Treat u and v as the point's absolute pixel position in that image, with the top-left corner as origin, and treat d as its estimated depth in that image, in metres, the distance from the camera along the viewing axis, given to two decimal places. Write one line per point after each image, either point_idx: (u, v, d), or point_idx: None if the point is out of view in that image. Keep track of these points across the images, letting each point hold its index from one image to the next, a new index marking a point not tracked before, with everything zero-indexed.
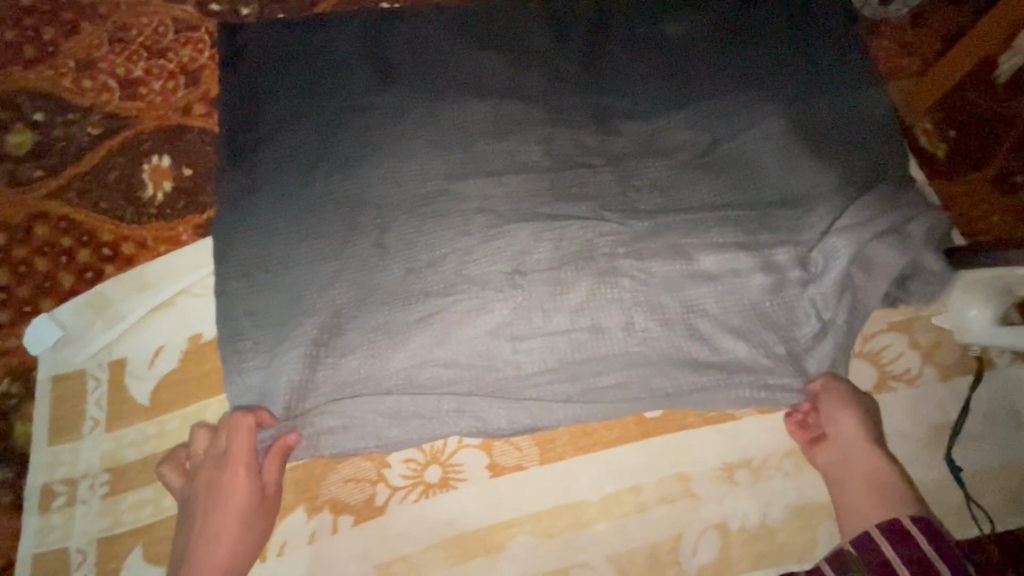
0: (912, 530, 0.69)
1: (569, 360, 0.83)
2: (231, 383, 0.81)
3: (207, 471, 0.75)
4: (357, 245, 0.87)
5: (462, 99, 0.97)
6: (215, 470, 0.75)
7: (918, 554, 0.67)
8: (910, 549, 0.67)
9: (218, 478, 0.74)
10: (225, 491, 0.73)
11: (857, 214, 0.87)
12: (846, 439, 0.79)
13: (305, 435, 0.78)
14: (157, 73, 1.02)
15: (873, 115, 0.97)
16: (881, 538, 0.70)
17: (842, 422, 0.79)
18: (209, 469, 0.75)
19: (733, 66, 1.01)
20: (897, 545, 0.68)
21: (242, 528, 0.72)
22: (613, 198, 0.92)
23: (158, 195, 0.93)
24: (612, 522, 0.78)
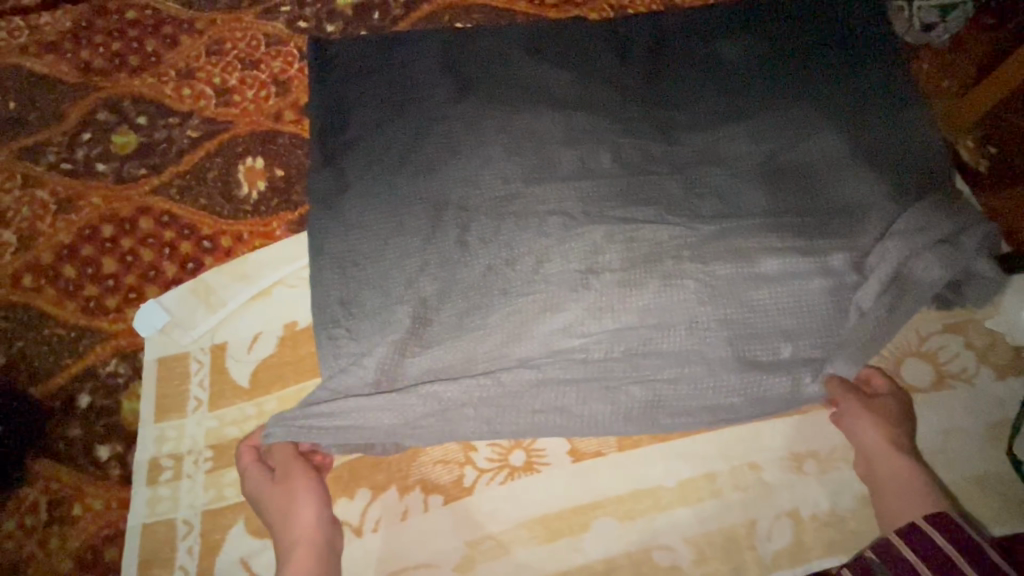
0: (926, 531, 0.73)
1: (634, 352, 0.86)
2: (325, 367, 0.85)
3: (252, 479, 0.78)
4: (440, 241, 0.92)
5: (536, 110, 1.04)
6: (258, 477, 0.78)
7: (935, 552, 0.72)
8: (929, 548, 0.72)
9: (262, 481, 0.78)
10: (275, 486, 0.77)
11: (910, 222, 0.91)
12: (866, 443, 0.83)
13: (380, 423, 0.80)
14: (250, 82, 1.09)
15: (919, 132, 1.03)
16: (899, 542, 0.74)
17: (860, 426, 0.84)
18: (252, 475, 0.78)
19: (786, 85, 1.08)
20: (915, 546, 0.73)
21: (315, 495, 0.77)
22: (678, 203, 0.97)
23: (253, 194, 1.00)
24: (689, 506, 0.82)
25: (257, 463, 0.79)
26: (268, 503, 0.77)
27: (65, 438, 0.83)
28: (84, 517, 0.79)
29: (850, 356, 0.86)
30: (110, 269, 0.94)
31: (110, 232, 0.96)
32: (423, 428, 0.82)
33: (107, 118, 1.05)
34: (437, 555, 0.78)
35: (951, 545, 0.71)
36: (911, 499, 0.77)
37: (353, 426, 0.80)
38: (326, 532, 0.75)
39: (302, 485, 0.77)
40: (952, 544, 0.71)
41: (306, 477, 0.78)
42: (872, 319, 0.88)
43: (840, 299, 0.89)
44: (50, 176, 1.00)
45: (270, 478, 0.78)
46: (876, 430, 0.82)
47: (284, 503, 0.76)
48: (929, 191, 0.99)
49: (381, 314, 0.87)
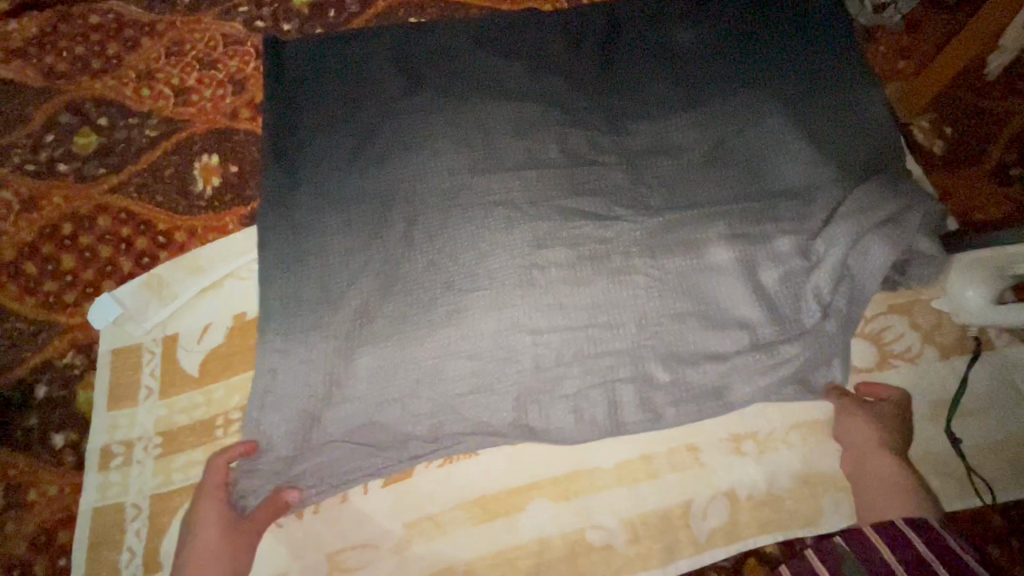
0: (905, 532, 0.71)
1: (587, 352, 0.86)
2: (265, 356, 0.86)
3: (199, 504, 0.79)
4: (387, 235, 0.93)
5: (485, 101, 1.05)
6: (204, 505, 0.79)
7: (911, 551, 0.68)
8: (905, 546, 0.69)
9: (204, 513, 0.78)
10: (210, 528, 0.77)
11: (860, 206, 0.90)
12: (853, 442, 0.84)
13: (332, 412, 0.83)
14: (208, 82, 1.12)
15: (869, 114, 1.03)
16: (875, 539, 0.72)
17: (849, 425, 0.84)
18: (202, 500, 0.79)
19: (738, 70, 1.08)
20: (889, 543, 0.70)
21: (230, 554, 0.77)
22: (624, 193, 0.98)
23: (207, 189, 1.03)
24: (625, 487, 0.84)
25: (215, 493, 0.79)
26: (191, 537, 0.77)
27: (23, 427, 0.87)
28: (40, 502, 0.83)
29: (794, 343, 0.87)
30: (70, 266, 0.97)
31: (70, 229, 0.99)
32: (364, 419, 0.83)
33: (70, 120, 1.08)
34: (376, 535, 0.82)
35: (931, 550, 0.68)
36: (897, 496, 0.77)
37: (304, 411, 0.83)
38: None
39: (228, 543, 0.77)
40: (932, 549, 0.68)
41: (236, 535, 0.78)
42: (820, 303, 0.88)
43: (791, 286, 0.89)
44: (14, 177, 1.04)
45: (215, 519, 0.78)
46: (866, 431, 0.83)
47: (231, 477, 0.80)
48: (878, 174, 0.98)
49: (320, 315, 0.88)
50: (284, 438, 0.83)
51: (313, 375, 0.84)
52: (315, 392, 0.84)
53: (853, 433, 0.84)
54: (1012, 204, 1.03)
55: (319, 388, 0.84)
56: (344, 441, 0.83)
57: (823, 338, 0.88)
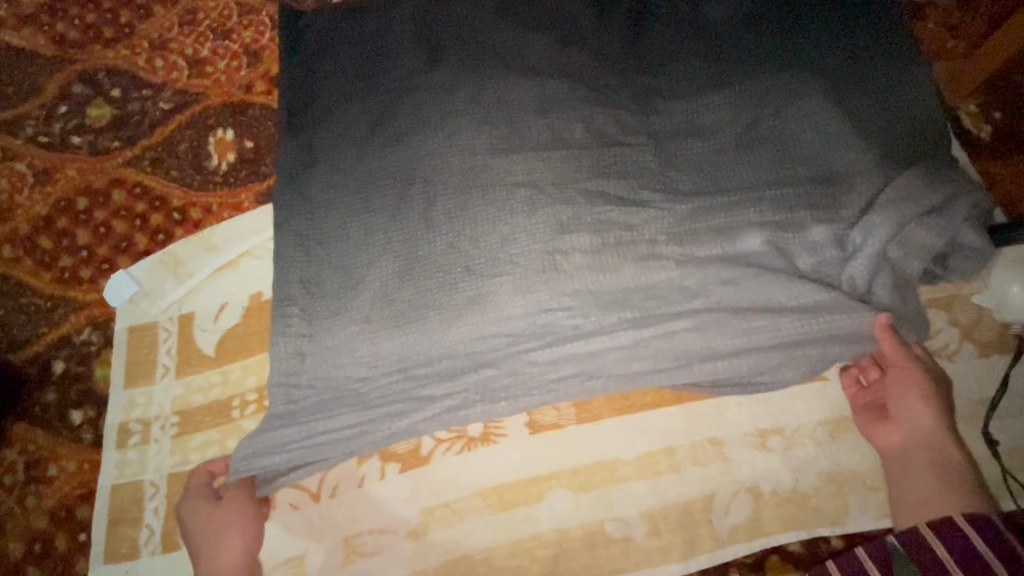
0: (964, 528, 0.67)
1: (612, 340, 0.84)
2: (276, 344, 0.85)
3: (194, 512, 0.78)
4: (405, 216, 0.90)
5: (508, 78, 1.00)
6: (199, 512, 0.78)
7: (972, 551, 0.65)
8: (964, 546, 0.66)
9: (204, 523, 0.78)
10: (216, 536, 0.77)
11: (902, 195, 0.85)
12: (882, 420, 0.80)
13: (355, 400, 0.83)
14: (222, 53, 1.09)
15: (913, 97, 0.98)
16: (931, 535, 0.68)
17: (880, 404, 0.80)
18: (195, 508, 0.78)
19: (776, 46, 1.02)
20: (945, 539, 0.67)
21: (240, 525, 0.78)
22: (652, 177, 0.94)
23: (222, 165, 1.00)
24: (646, 480, 0.82)
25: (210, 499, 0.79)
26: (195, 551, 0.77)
27: (42, 402, 0.87)
28: (59, 477, 0.83)
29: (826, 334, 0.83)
30: (85, 241, 0.96)
31: (85, 204, 0.98)
32: (385, 406, 0.82)
33: (83, 91, 1.06)
34: (392, 521, 0.81)
35: (991, 550, 0.65)
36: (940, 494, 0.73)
37: (321, 388, 0.83)
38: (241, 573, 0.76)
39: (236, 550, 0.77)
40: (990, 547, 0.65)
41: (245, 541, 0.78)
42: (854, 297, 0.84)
43: (823, 277, 0.86)
44: (27, 149, 1.02)
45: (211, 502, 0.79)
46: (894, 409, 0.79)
47: (249, 458, 0.80)
48: (922, 161, 0.93)
49: (340, 298, 0.86)
50: (299, 422, 0.82)
51: (333, 359, 0.84)
52: (333, 379, 0.83)
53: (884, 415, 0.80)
54: None
55: (341, 371, 0.84)
56: (362, 428, 0.82)
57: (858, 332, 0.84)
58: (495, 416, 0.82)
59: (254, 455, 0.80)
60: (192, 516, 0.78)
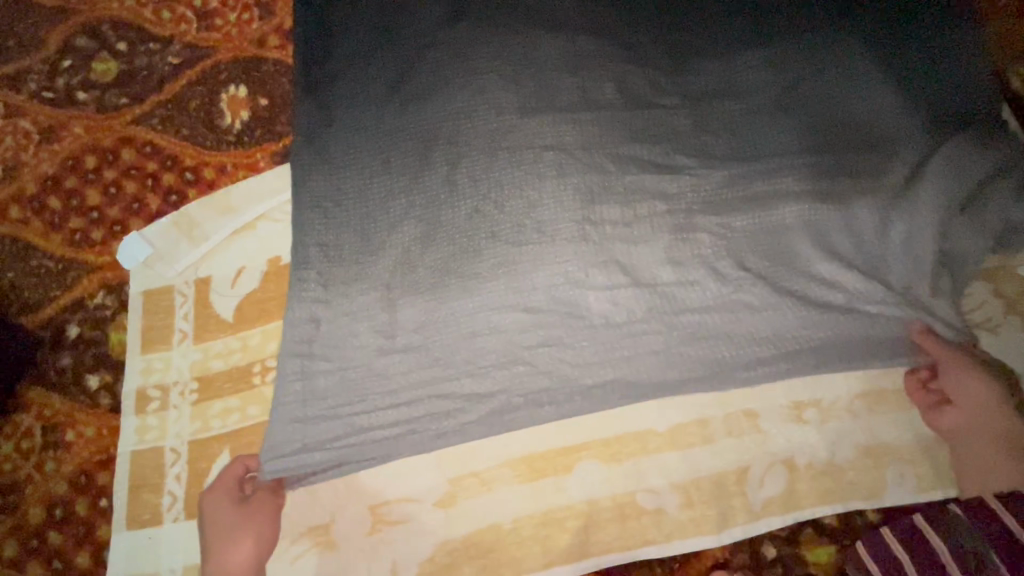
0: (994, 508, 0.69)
1: (662, 310, 0.81)
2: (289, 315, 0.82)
3: (220, 505, 0.76)
4: (427, 179, 0.87)
5: (534, 34, 0.95)
6: (224, 506, 0.76)
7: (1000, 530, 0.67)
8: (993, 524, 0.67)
9: (225, 520, 0.76)
10: (236, 536, 0.75)
11: (950, 170, 0.81)
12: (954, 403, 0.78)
13: (376, 370, 0.81)
14: (232, 5, 1.03)
15: (962, 58, 0.93)
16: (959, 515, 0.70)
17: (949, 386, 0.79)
18: (223, 499, 0.76)
19: (819, 4, 0.96)
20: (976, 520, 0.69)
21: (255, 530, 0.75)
22: (687, 142, 0.89)
23: (236, 123, 0.96)
24: (679, 451, 0.79)
25: (235, 493, 0.77)
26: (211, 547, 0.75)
27: (56, 366, 0.85)
28: (77, 443, 0.81)
29: (870, 305, 0.82)
30: (95, 202, 0.92)
31: (93, 163, 0.94)
32: (403, 372, 0.81)
33: (86, 44, 1.01)
34: (419, 490, 0.79)
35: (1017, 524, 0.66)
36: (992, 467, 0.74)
37: (341, 353, 0.81)
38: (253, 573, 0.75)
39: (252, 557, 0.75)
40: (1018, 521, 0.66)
41: (262, 542, 0.76)
42: (898, 271, 0.83)
43: (868, 249, 0.83)
44: (31, 105, 0.97)
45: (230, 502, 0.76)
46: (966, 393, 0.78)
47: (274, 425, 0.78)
48: (972, 126, 0.89)
49: (360, 262, 0.84)
50: (324, 390, 0.80)
51: (356, 328, 0.81)
52: (352, 343, 0.81)
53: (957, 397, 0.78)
54: None
55: (369, 340, 0.81)
56: (384, 399, 0.80)
57: (907, 303, 0.82)
58: (527, 385, 0.80)
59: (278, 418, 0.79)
60: (213, 509, 0.76)
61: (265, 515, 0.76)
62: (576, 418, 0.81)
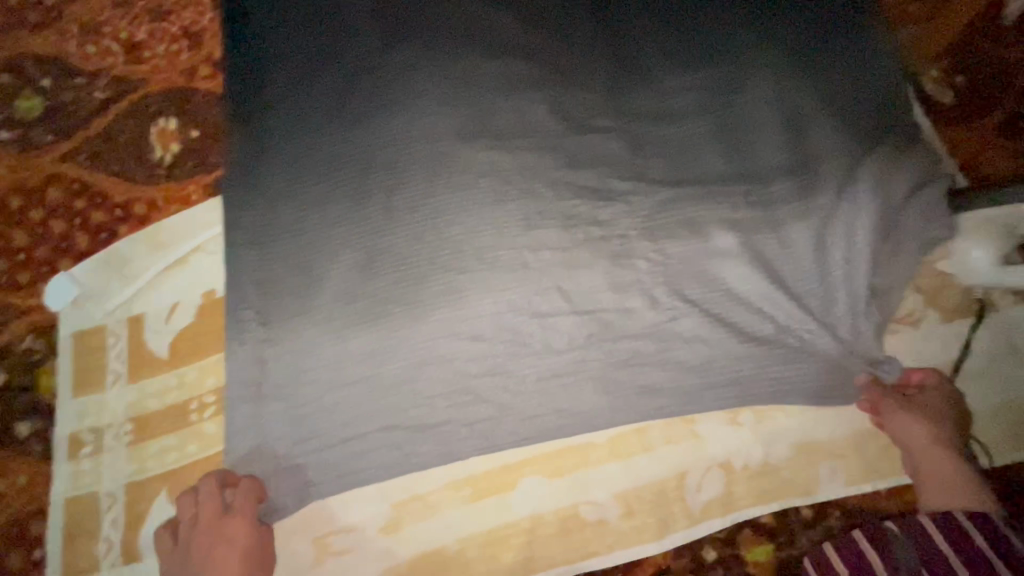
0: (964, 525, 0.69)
1: (601, 336, 0.84)
2: (233, 354, 0.82)
3: (202, 532, 0.74)
4: (367, 207, 0.89)
5: (467, 56, 0.96)
6: (208, 531, 0.74)
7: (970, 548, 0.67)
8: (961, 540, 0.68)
9: (211, 547, 0.73)
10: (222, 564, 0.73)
11: (868, 188, 0.87)
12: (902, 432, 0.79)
13: (324, 405, 0.81)
14: (160, 36, 1.02)
15: (879, 69, 0.97)
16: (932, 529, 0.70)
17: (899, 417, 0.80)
18: (206, 525, 0.74)
19: (748, 23, 0.99)
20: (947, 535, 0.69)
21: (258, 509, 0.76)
22: (621, 165, 0.93)
23: (166, 156, 0.95)
24: (620, 462, 0.81)
25: (221, 519, 0.75)
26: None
27: None
28: (9, 494, 0.79)
29: (810, 328, 0.84)
30: (21, 243, 0.90)
31: (19, 203, 0.92)
32: (348, 401, 0.81)
33: (8, 81, 0.98)
34: (364, 517, 0.81)
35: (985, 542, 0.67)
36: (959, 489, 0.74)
37: (285, 388, 0.81)
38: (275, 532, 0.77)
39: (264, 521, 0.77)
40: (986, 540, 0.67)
41: (251, 572, 0.74)
42: (837, 289, 0.85)
43: (806, 272, 0.86)
44: None
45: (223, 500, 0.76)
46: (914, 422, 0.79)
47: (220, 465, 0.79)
48: (889, 135, 0.93)
49: (299, 298, 0.85)
50: (273, 425, 0.80)
51: (300, 360, 0.82)
52: (291, 376, 0.81)
53: (901, 426, 0.79)
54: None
55: (315, 373, 0.82)
56: (333, 433, 0.80)
57: (846, 319, 0.84)
58: (470, 408, 0.82)
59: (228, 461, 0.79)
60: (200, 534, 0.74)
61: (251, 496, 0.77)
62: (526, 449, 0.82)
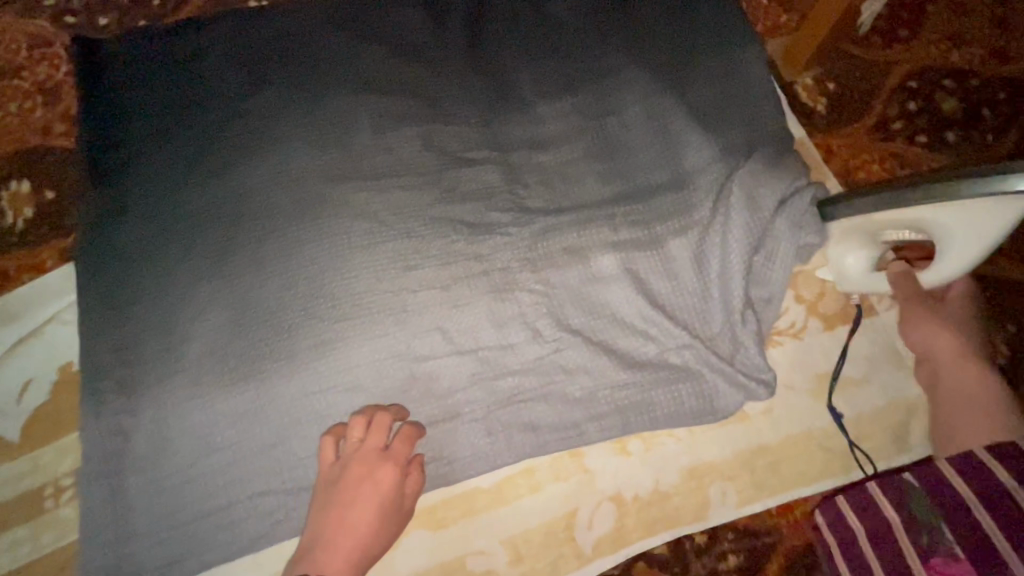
0: (988, 462, 0.68)
1: (483, 376, 0.82)
2: (88, 430, 0.77)
3: (352, 472, 0.72)
4: (233, 261, 0.84)
5: (335, 95, 0.93)
6: (355, 470, 0.72)
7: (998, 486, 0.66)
8: (985, 479, 0.67)
9: (344, 485, 0.72)
10: (352, 502, 0.71)
11: (740, 199, 0.85)
12: (932, 348, 0.82)
13: (192, 477, 0.77)
14: (12, 94, 0.97)
15: (756, 76, 0.96)
16: (953, 470, 0.70)
17: (928, 332, 0.82)
18: (356, 465, 0.72)
19: (622, 43, 0.99)
20: (967, 475, 0.68)
21: (374, 482, 0.72)
22: (500, 196, 0.90)
23: (19, 222, 0.91)
24: (507, 507, 0.80)
25: (372, 460, 0.73)
26: (328, 517, 0.70)
27: None
28: None
29: (691, 349, 0.83)
30: None
31: None
32: (220, 469, 0.77)
33: None
34: None
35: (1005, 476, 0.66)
36: (977, 409, 0.77)
37: (146, 464, 0.76)
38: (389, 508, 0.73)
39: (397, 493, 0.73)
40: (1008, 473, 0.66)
41: (388, 534, 0.72)
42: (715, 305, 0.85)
43: (685, 290, 0.85)
44: None
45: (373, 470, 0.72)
46: (945, 337, 0.81)
47: (83, 552, 0.74)
48: (766, 145, 0.92)
49: (162, 364, 0.79)
50: (139, 504, 0.76)
51: (164, 430, 0.77)
52: (154, 450, 0.77)
53: (933, 342, 0.82)
54: (899, 159, 1.03)
55: (180, 444, 0.77)
56: (204, 506, 0.76)
57: (723, 336, 0.84)
58: None
59: (89, 548, 0.74)
60: (326, 476, 0.74)
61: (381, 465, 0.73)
62: (408, 504, 0.79)
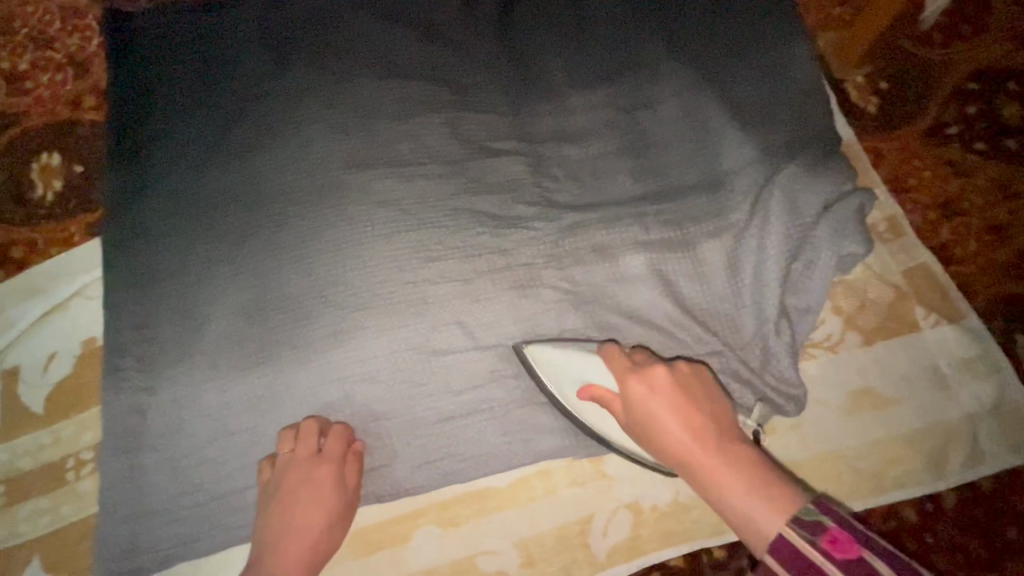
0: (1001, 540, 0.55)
1: (502, 373, 0.80)
2: (106, 407, 0.77)
3: (290, 478, 0.73)
4: (252, 244, 0.82)
5: (361, 77, 0.90)
6: (292, 475, 0.73)
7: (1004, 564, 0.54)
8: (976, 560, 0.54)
9: (286, 489, 0.73)
10: (292, 507, 0.72)
11: (779, 206, 0.82)
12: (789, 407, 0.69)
13: (207, 459, 0.77)
14: (44, 65, 0.98)
15: (801, 75, 0.91)
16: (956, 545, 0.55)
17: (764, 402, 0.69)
18: (292, 474, 0.73)
19: (660, 34, 0.94)
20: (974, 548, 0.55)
21: (315, 482, 0.73)
22: (526, 189, 0.87)
23: (48, 195, 0.91)
24: (519, 508, 0.79)
25: (307, 465, 0.73)
26: (270, 527, 0.72)
27: None
28: None
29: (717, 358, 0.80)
30: None
31: None
32: (236, 453, 0.77)
33: None
34: None
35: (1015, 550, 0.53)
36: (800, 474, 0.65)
37: (163, 443, 0.77)
38: (337, 503, 0.74)
39: (340, 491, 0.74)
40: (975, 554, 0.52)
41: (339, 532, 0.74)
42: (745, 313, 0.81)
43: (715, 296, 0.82)
44: None
45: (306, 473, 0.73)
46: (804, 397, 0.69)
47: (99, 526, 0.75)
48: (810, 146, 0.87)
49: (181, 345, 0.79)
50: (153, 482, 0.76)
51: (181, 411, 0.77)
52: (171, 430, 0.77)
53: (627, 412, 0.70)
54: (951, 167, 0.97)
55: (196, 425, 0.77)
56: (220, 489, 0.76)
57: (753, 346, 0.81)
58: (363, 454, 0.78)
59: (105, 523, 0.75)
60: (265, 489, 0.75)
61: (323, 464, 0.74)
62: (421, 500, 0.79)
